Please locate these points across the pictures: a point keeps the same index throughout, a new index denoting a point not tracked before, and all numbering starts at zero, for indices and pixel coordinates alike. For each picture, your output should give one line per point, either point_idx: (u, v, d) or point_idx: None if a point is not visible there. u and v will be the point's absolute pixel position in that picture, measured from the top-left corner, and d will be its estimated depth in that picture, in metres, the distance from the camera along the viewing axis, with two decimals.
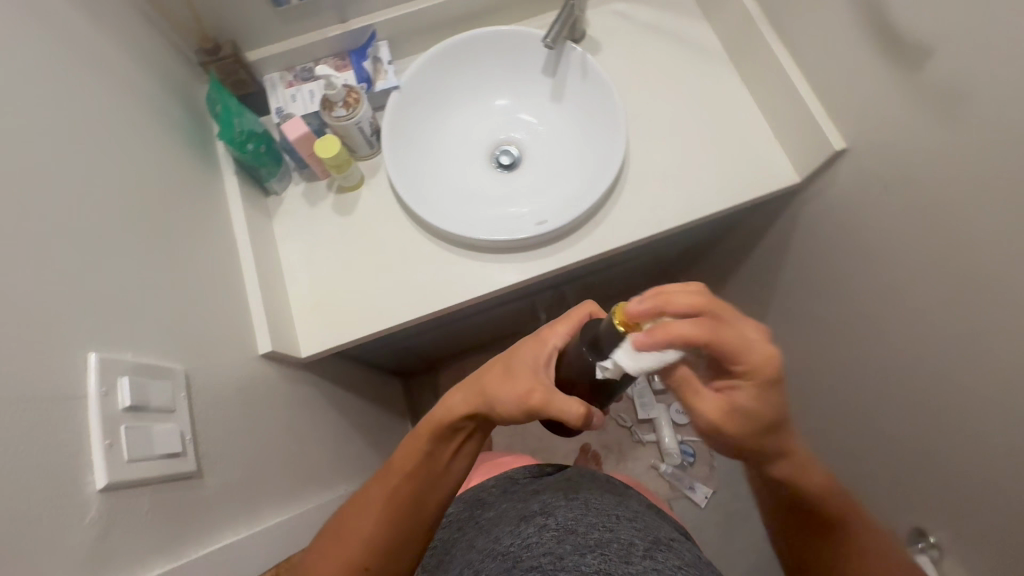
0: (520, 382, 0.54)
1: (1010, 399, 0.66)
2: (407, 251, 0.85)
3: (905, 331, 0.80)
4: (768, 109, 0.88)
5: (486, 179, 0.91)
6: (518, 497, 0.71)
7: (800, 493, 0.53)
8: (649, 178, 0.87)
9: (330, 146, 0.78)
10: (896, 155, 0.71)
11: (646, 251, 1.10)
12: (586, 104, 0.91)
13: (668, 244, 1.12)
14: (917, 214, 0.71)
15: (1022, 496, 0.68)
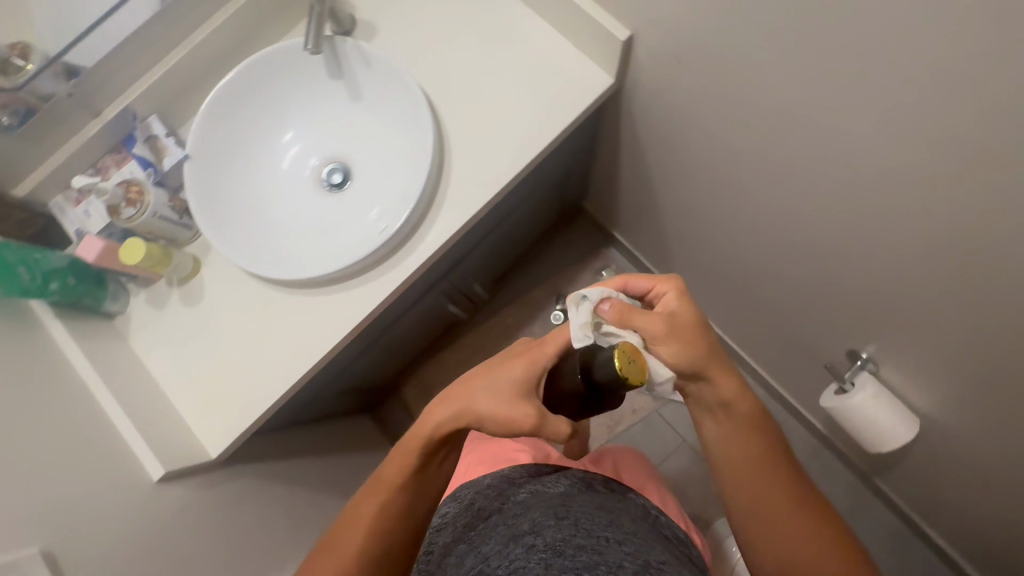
0: (510, 401, 0.57)
1: (858, 204, 0.67)
2: (269, 313, 0.82)
3: (759, 179, 0.81)
4: (555, 22, 0.85)
5: (321, 207, 0.87)
6: (516, 508, 0.64)
7: (757, 430, 0.61)
8: (471, 139, 0.84)
9: (135, 248, 0.75)
10: (675, 21, 0.70)
11: (518, 202, 1.08)
12: (383, 90, 0.87)
13: (537, 188, 1.10)
14: (716, 70, 0.70)
15: (902, 286, 0.71)
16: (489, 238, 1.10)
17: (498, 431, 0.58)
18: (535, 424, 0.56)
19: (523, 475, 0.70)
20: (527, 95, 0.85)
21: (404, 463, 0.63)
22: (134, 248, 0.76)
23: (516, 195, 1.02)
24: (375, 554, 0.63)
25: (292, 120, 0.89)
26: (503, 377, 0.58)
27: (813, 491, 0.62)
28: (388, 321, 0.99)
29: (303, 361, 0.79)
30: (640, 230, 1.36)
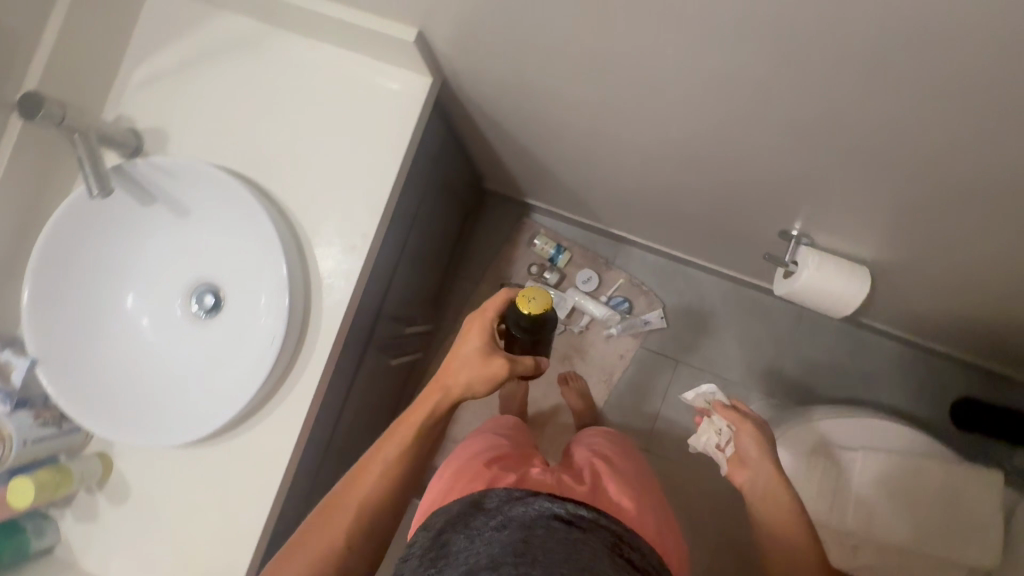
0: (486, 363, 0.73)
1: (728, 90, 0.62)
2: (204, 472, 0.75)
3: (623, 105, 0.75)
4: (344, 44, 0.76)
5: (205, 340, 0.79)
6: (478, 549, 0.53)
7: (775, 494, 0.79)
8: (319, 203, 0.77)
9: (20, 488, 0.69)
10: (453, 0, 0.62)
11: (414, 232, 1.01)
12: (205, 193, 0.78)
13: (426, 208, 1.03)
14: (522, 24, 0.63)
15: (803, 145, 0.68)
16: (404, 278, 1.03)
17: (477, 382, 0.74)
18: (507, 368, 0.74)
19: (497, 499, 0.60)
20: (355, 134, 0.77)
21: (392, 441, 0.75)
22: (21, 488, 0.69)
23: (407, 229, 0.95)
24: (365, 522, 0.73)
25: (129, 268, 0.80)
26: (465, 346, 0.76)
27: (814, 538, 0.75)
28: (342, 411, 0.93)
29: (262, 502, 0.73)
30: (546, 190, 1.31)
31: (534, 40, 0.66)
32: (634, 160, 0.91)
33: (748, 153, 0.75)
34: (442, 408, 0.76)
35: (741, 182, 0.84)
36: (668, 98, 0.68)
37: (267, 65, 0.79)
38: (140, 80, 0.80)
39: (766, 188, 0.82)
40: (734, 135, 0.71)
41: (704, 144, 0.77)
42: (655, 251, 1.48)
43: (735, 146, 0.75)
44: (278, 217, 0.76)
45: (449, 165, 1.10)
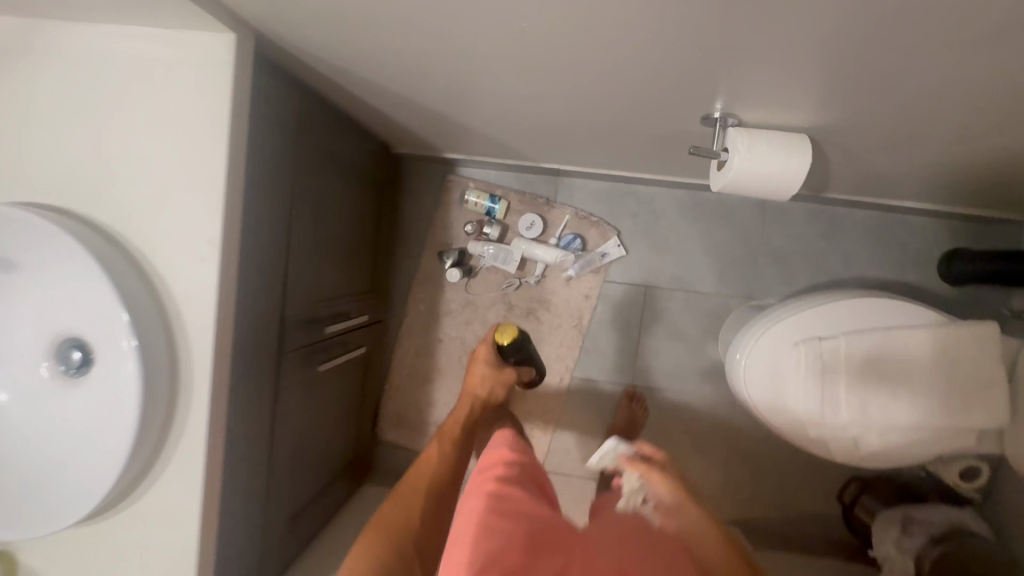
0: (496, 372, 1.17)
1: None
2: (115, 541, 0.67)
3: (464, 21, 0.61)
4: (117, 15, 0.62)
5: (76, 402, 0.68)
6: None
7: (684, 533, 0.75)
8: (152, 218, 0.65)
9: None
10: None
11: (304, 222, 0.89)
12: (28, 241, 0.66)
13: (312, 193, 0.91)
14: None
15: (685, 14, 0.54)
16: (310, 276, 0.92)
17: (493, 390, 1.16)
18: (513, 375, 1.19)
19: None
20: (172, 129, 0.64)
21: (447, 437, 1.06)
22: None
23: (290, 221, 0.83)
24: (430, 516, 0.90)
25: None
26: (478, 366, 1.17)
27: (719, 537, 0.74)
28: (275, 434, 0.85)
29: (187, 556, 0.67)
30: (455, 138, 1.17)
31: None
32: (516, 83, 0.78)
33: (627, 35, 0.61)
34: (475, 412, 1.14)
35: (637, 73, 0.71)
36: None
37: (48, 72, 0.65)
38: None
39: (667, 75, 0.69)
40: (600, 17, 0.58)
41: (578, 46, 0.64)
42: (595, 176, 1.35)
43: (612, 37, 0.61)
44: (111, 249, 0.64)
45: (328, 137, 0.96)
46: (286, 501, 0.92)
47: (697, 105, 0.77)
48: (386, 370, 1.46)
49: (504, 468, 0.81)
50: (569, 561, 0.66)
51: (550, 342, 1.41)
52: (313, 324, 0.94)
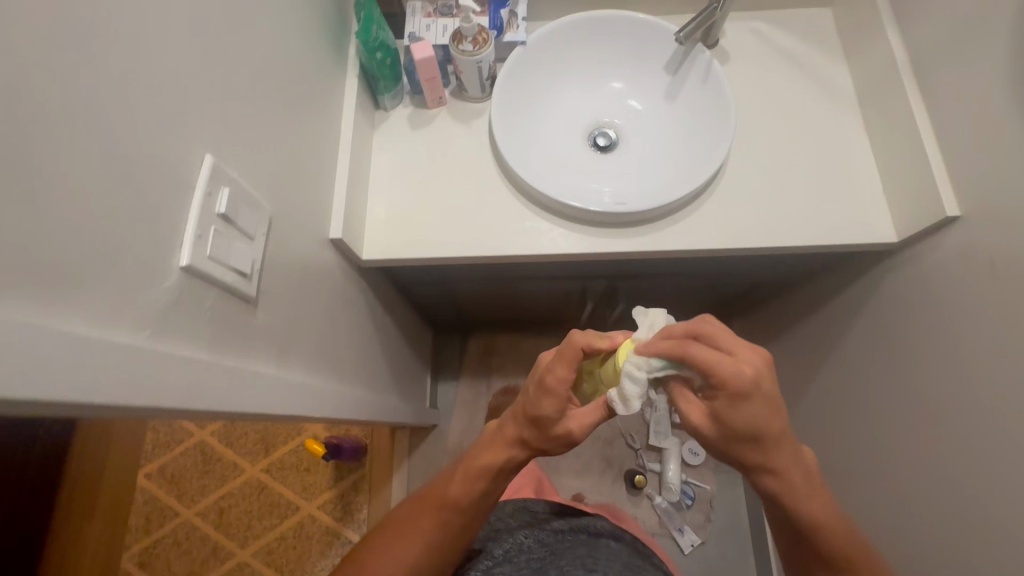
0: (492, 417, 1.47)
1: None
2: (488, 190, 0.88)
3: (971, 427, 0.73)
4: (881, 157, 0.84)
5: (579, 153, 0.92)
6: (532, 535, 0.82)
7: (461, 510, 0.67)
8: (737, 187, 0.86)
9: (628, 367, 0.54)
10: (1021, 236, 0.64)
11: (716, 269, 1.01)
12: (699, 107, 0.90)
13: (735, 273, 1.05)
14: None
15: None
16: (659, 281, 1.08)
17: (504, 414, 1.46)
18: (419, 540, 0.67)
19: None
20: (806, 196, 0.84)
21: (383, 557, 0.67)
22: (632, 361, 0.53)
23: (730, 262, 0.97)
24: (395, 559, 0.67)
25: (609, 66, 0.94)
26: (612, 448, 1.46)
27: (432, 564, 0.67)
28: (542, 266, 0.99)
29: (478, 250, 0.85)
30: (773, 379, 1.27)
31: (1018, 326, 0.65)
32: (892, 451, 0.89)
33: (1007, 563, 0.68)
34: (438, 526, 0.67)
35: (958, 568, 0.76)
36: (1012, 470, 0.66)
37: (825, 108, 0.90)
38: (756, 28, 0.95)
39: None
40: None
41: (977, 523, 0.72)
42: (750, 512, 1.38)
43: (998, 555, 0.70)
44: (716, 187, 0.86)
45: (770, 277, 1.11)
46: (473, 276, 1.03)
47: None
48: (523, 333, 1.55)
49: (439, 525, 0.67)
50: (444, 522, 0.67)
51: (585, 489, 1.43)
52: (619, 279, 1.06)
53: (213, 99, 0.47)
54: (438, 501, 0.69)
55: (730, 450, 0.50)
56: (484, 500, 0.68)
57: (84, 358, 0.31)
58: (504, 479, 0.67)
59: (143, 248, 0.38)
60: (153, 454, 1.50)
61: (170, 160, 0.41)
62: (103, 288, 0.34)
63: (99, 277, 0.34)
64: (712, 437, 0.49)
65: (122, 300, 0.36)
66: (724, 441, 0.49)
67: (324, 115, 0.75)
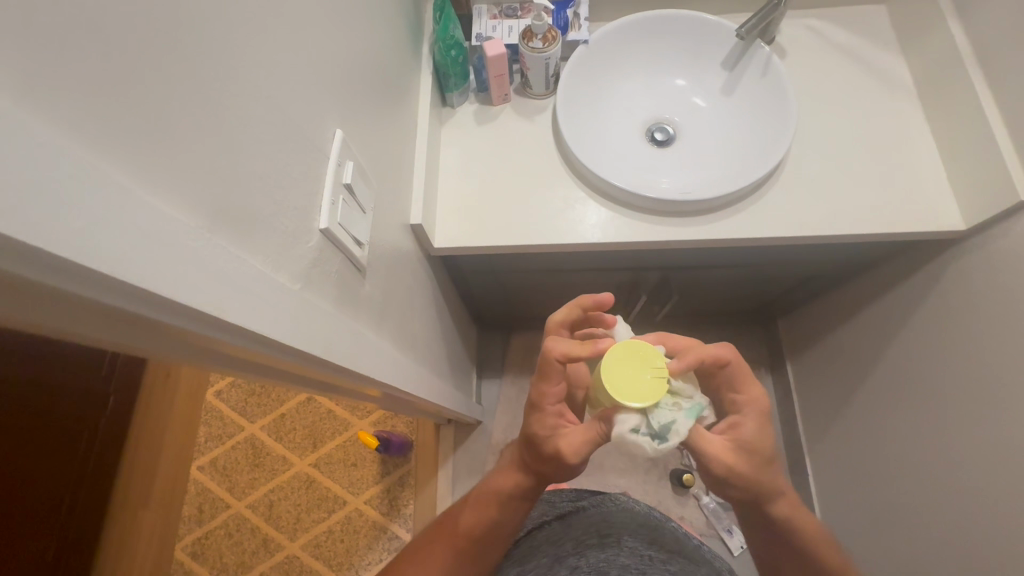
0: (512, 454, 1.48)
1: None
2: (552, 181, 0.91)
3: None
4: (944, 147, 0.85)
5: (638, 146, 0.95)
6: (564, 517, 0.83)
7: (476, 533, 0.68)
8: (799, 176, 0.87)
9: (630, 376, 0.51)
10: None
11: (773, 259, 1.02)
12: (759, 101, 0.92)
13: (790, 264, 1.05)
14: None
15: None
16: (714, 272, 1.09)
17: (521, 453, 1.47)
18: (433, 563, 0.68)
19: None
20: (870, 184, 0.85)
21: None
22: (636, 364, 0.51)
23: (787, 251, 0.98)
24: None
25: (667, 63, 0.98)
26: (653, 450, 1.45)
27: None
28: (600, 256, 1.01)
29: (545, 237, 0.88)
30: (824, 377, 1.27)
31: None
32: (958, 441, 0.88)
33: None
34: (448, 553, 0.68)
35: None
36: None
37: (885, 100, 0.91)
38: (812, 25, 0.98)
39: None
40: None
41: None
42: (800, 513, 1.36)
43: None
44: (778, 177, 0.87)
45: (825, 270, 1.11)
46: (530, 266, 1.06)
47: None
48: None
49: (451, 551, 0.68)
50: (456, 546, 0.68)
51: (630, 487, 1.43)
52: (673, 271, 1.08)
53: (337, 80, 0.51)
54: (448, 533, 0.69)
55: (750, 478, 0.54)
56: (495, 530, 0.68)
57: (261, 292, 0.34)
58: (513, 508, 0.67)
59: (296, 208, 0.41)
60: (205, 448, 1.54)
61: (312, 131, 0.45)
62: (272, 238, 0.38)
63: (269, 227, 0.37)
64: (750, 461, 0.53)
65: (284, 251, 0.39)
66: (758, 461, 0.54)
67: (405, 108, 0.79)
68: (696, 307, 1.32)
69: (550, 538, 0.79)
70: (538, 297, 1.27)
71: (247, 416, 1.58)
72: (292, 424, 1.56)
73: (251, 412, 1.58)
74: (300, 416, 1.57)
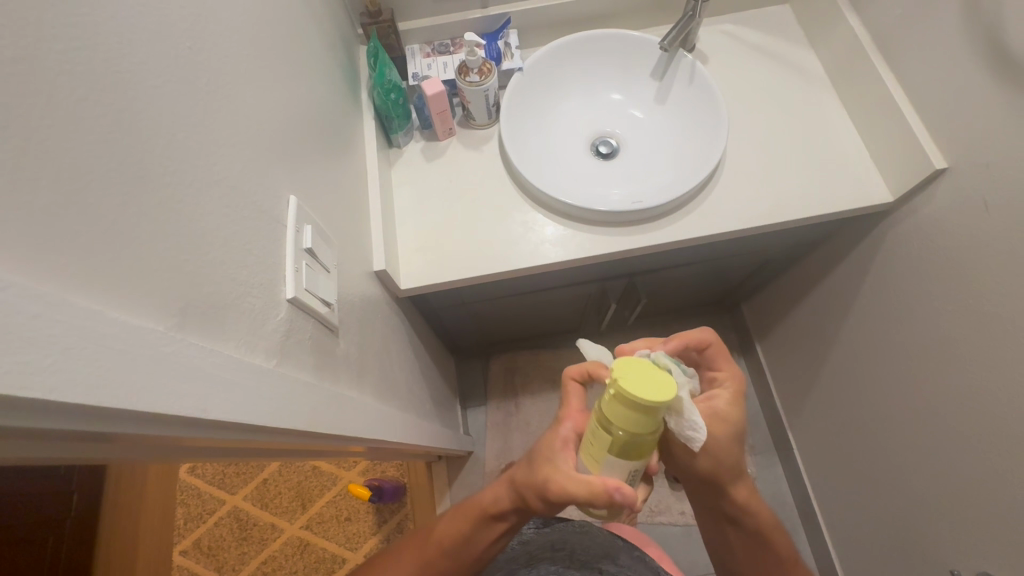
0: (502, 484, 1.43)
1: None
2: (509, 208, 0.93)
3: (987, 358, 0.78)
4: (862, 127, 0.92)
5: (585, 162, 0.98)
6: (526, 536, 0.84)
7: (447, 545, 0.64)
8: (739, 172, 0.92)
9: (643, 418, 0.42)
10: (1005, 174, 0.71)
11: (727, 251, 1.07)
12: (691, 105, 0.97)
13: (744, 253, 1.10)
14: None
15: None
16: (675, 271, 1.13)
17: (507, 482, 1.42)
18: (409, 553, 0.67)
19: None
20: (803, 171, 0.91)
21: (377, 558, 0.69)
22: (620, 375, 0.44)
23: (741, 242, 1.03)
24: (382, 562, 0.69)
25: (600, 80, 1.02)
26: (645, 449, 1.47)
27: None
28: (565, 272, 1.03)
29: (509, 263, 0.88)
30: (793, 353, 1.32)
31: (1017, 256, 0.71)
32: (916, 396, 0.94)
33: None
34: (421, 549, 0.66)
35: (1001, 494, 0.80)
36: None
37: (804, 91, 0.98)
38: (727, 30, 1.04)
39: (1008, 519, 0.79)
40: None
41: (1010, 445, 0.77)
42: (792, 488, 1.40)
43: None
44: (720, 174, 0.92)
45: (776, 254, 1.17)
46: (498, 291, 1.06)
47: (990, 562, 0.83)
48: (542, 347, 1.57)
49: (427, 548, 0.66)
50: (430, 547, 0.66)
51: None
52: (637, 275, 1.11)
53: (283, 144, 0.51)
54: (422, 544, 0.67)
55: (715, 445, 0.56)
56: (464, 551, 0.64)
57: (240, 380, 0.33)
58: (487, 532, 0.63)
59: (262, 282, 0.41)
60: (186, 529, 1.46)
61: (268, 202, 0.44)
62: (241, 317, 0.37)
63: (237, 306, 0.37)
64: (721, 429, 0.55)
65: (255, 328, 0.38)
66: (728, 432, 0.55)
67: (353, 156, 0.79)
68: (664, 305, 1.36)
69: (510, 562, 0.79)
70: (510, 319, 1.27)
71: (227, 488, 1.50)
72: (276, 488, 1.50)
73: (230, 483, 1.51)
74: (284, 478, 1.51)
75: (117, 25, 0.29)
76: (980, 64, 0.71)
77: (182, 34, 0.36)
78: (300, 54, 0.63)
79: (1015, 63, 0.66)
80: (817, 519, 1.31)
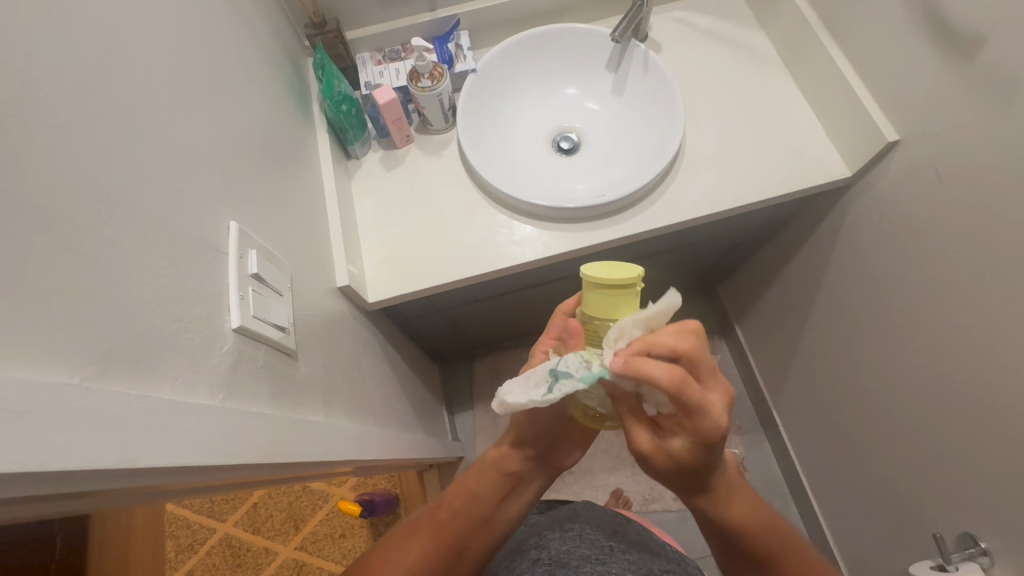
0: None
1: None
2: (473, 211, 0.92)
3: (953, 324, 0.79)
4: (816, 105, 0.93)
5: (547, 160, 0.97)
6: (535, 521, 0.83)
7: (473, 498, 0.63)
8: (699, 158, 0.92)
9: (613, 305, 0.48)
10: (953, 143, 0.72)
11: (696, 237, 1.08)
12: (648, 95, 0.97)
13: (713, 237, 1.11)
14: (976, 197, 0.70)
15: None
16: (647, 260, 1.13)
17: None
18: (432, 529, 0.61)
19: None
20: (762, 152, 0.91)
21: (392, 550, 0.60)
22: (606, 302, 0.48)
23: (708, 227, 1.03)
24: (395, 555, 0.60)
25: (556, 75, 1.01)
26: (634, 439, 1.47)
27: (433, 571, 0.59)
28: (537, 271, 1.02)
29: (477, 268, 0.88)
30: (770, 332, 1.33)
31: (972, 223, 0.72)
32: (890, 365, 0.95)
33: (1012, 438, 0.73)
34: (446, 516, 0.62)
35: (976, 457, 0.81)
36: (1003, 349, 0.72)
37: (757, 73, 0.98)
38: (678, 17, 1.05)
39: (987, 481, 0.80)
40: None
41: (983, 409, 0.77)
42: (780, 463, 1.42)
43: (1004, 432, 0.75)
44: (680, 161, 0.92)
45: (745, 235, 1.18)
46: (471, 295, 1.06)
47: (974, 523, 0.84)
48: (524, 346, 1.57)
49: (450, 516, 0.62)
50: (453, 511, 0.62)
51: (621, 482, 1.44)
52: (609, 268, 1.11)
53: (221, 168, 0.49)
54: (432, 520, 0.62)
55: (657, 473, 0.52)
56: (476, 509, 0.62)
57: (174, 423, 0.32)
58: (494, 479, 0.63)
59: (201, 316, 0.39)
60: (177, 562, 1.43)
61: (204, 231, 0.43)
62: (176, 355, 0.35)
63: (171, 344, 0.35)
64: (662, 465, 0.50)
65: (194, 363, 0.37)
66: (671, 468, 0.50)
67: (307, 173, 0.78)
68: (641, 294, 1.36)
69: (516, 545, 0.77)
70: (488, 321, 1.27)
71: (216, 516, 1.48)
72: (267, 511, 1.47)
73: (220, 511, 1.48)
74: (274, 501, 1.48)
75: (9, 67, 0.28)
76: (920, 37, 0.72)
77: (94, 69, 0.35)
78: (239, 73, 0.62)
79: (953, 35, 0.67)
80: (807, 492, 1.32)
